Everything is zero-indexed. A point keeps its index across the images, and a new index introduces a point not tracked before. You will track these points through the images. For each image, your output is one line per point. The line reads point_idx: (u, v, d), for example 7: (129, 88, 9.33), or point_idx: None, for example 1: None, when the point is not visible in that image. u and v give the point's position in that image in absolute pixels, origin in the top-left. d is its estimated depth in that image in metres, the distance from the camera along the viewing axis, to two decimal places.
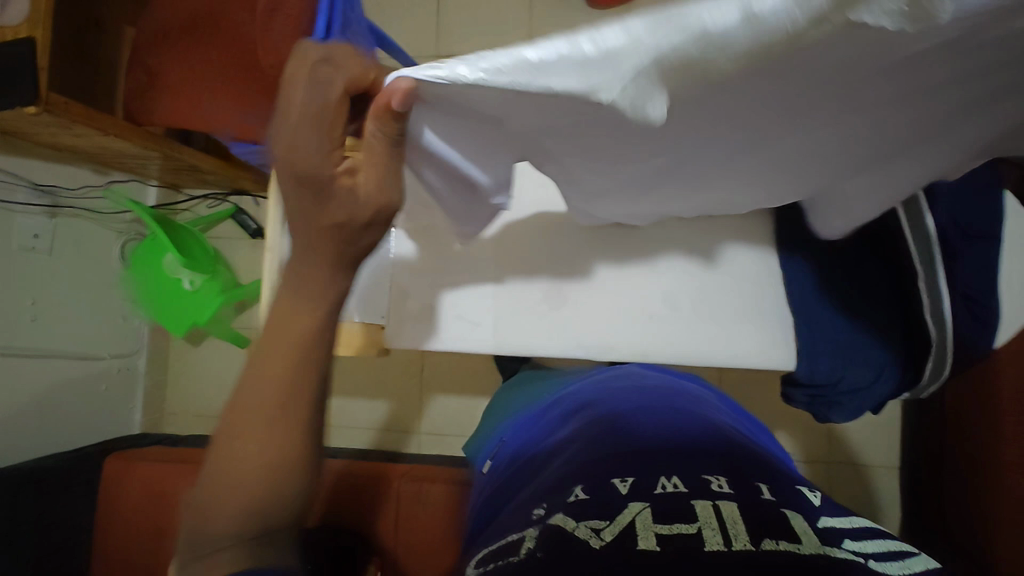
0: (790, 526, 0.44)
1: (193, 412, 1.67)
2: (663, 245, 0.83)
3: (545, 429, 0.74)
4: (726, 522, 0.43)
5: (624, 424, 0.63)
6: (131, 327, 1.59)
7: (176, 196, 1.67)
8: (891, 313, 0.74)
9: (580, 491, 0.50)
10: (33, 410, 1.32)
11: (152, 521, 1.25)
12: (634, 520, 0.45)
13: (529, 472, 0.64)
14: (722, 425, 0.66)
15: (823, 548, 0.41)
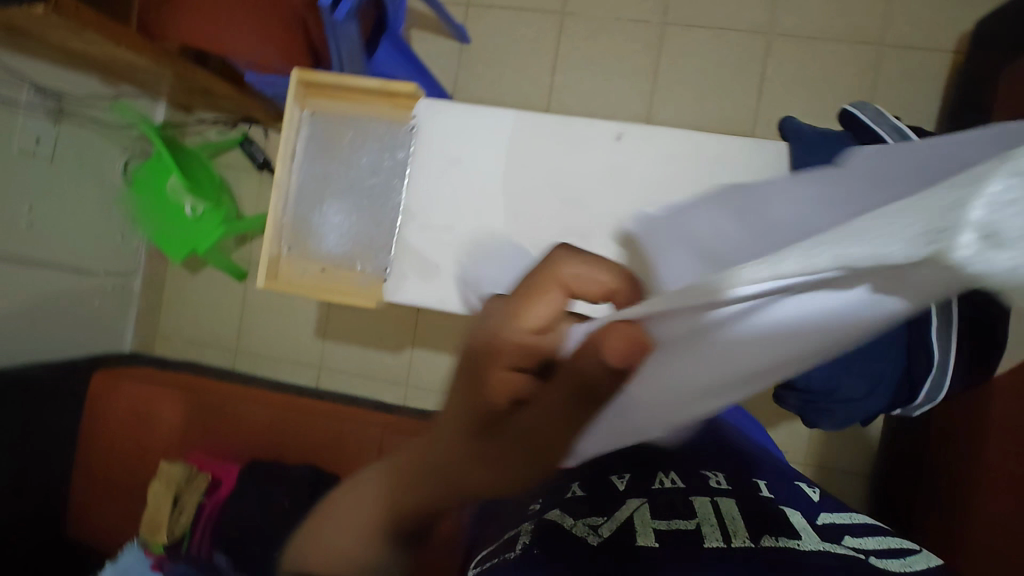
0: (788, 525, 0.44)
1: (183, 338, 1.67)
2: None
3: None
4: (725, 519, 0.44)
5: None
6: (129, 246, 1.57)
7: (185, 118, 1.63)
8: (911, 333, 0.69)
9: (579, 487, 0.52)
10: (24, 317, 1.31)
11: (134, 440, 1.27)
12: (633, 516, 0.46)
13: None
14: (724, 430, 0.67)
15: (821, 545, 0.40)
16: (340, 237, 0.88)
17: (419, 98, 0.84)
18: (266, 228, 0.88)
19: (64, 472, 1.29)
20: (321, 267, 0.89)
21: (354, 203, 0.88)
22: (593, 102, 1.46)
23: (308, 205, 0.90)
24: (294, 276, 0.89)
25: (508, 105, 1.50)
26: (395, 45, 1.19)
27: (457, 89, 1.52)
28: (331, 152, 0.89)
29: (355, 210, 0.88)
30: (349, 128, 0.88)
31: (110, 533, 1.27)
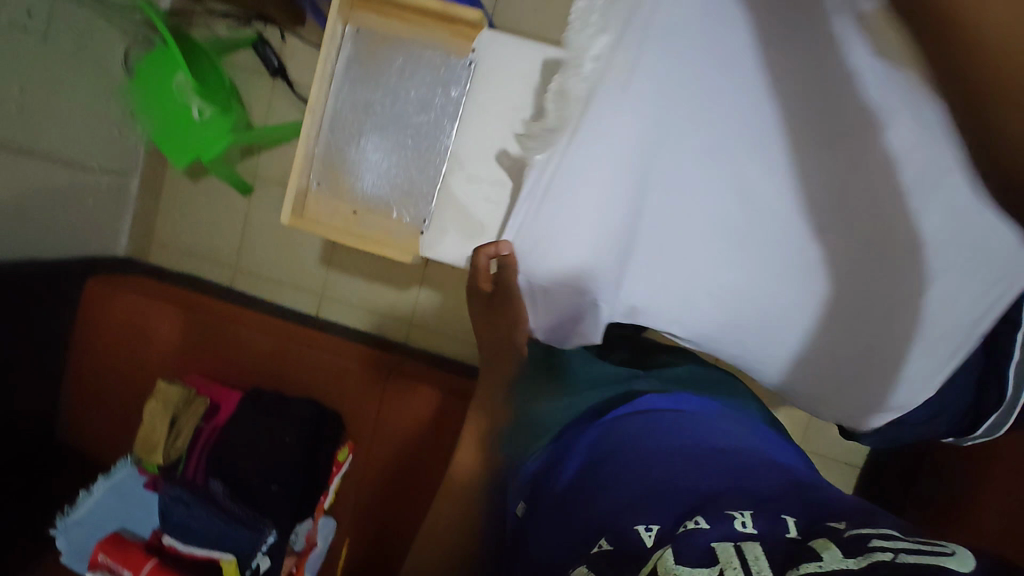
0: (811, 549, 0.38)
1: (180, 248, 1.59)
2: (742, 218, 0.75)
3: (569, 437, 0.68)
4: (748, 560, 0.38)
5: (663, 460, 0.55)
6: (127, 144, 1.45)
7: (192, 6, 1.47)
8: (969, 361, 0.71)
9: (605, 540, 0.47)
10: (12, 212, 1.22)
11: (133, 352, 1.24)
12: (656, 567, 0.40)
13: (555, 497, 0.59)
14: (751, 447, 0.60)
15: (851, 563, 0.35)
16: (375, 176, 0.86)
17: (482, 28, 0.78)
18: (294, 160, 0.84)
19: (55, 377, 1.25)
20: (352, 209, 0.87)
21: (399, 141, 0.85)
22: None
23: (342, 140, 0.86)
24: (320, 215, 0.87)
25: (551, 38, 1.36)
26: None
27: (497, 12, 1.37)
28: (372, 78, 0.84)
29: (393, 150, 0.85)
30: (398, 56, 0.83)
31: (109, 440, 1.27)
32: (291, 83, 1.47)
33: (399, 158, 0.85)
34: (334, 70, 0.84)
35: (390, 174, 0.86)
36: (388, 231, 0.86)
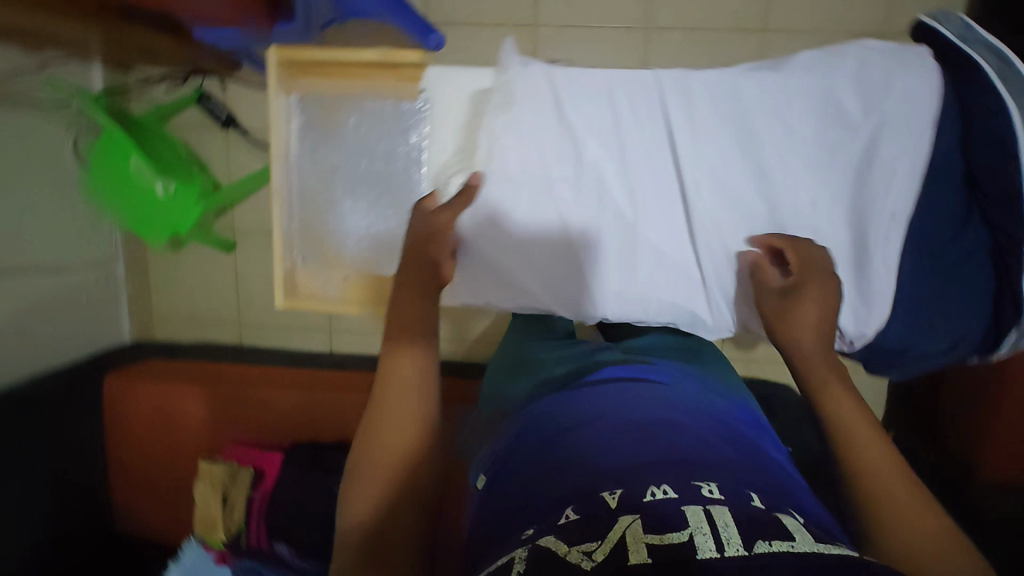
0: (783, 525, 0.38)
1: (182, 319, 1.59)
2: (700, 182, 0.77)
3: (508, 416, 0.64)
4: (716, 525, 0.38)
5: (626, 424, 0.51)
6: (102, 234, 1.43)
7: (125, 77, 1.44)
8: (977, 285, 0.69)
9: (569, 510, 0.42)
10: (12, 331, 1.22)
11: (166, 436, 1.26)
12: (625, 533, 0.38)
13: (495, 475, 0.54)
14: (688, 393, 0.60)
15: (819, 547, 0.36)
16: (358, 238, 0.86)
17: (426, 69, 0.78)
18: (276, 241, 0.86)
19: (100, 477, 1.28)
20: (343, 274, 0.87)
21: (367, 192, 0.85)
22: (588, 12, 1.34)
23: (315, 210, 0.87)
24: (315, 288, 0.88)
25: (492, 21, 1.36)
26: None
27: (431, 8, 1.37)
28: (330, 142, 0.84)
29: (371, 205, 0.85)
30: (349, 113, 0.83)
31: (170, 523, 1.31)
32: (245, 130, 1.45)
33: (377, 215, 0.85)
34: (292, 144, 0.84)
35: (372, 234, 0.86)
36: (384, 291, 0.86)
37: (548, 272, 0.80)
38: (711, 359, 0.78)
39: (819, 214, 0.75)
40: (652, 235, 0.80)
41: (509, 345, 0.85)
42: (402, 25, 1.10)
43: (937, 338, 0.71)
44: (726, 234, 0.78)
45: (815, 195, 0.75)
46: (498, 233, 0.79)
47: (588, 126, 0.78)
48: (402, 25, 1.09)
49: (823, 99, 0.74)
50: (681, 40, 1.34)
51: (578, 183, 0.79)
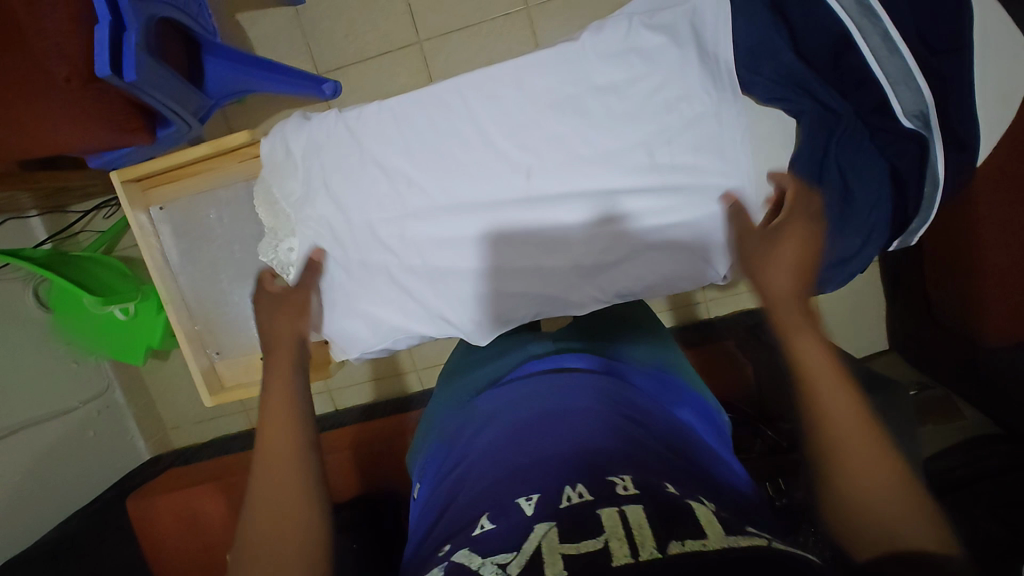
0: (696, 520, 0.46)
1: (192, 421, 1.64)
2: (577, 163, 0.70)
3: (446, 440, 0.74)
4: (632, 530, 0.45)
5: (551, 433, 0.60)
6: (90, 368, 1.48)
7: (66, 218, 1.49)
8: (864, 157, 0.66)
9: (486, 520, 0.50)
10: (31, 484, 1.29)
11: (198, 540, 1.30)
12: (541, 545, 0.45)
13: (437, 496, 0.63)
14: (608, 388, 0.69)
15: (729, 541, 0.42)
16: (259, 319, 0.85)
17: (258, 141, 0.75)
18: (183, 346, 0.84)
19: None
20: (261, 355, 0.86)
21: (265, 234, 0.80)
22: (467, 13, 1.34)
23: (212, 306, 0.86)
24: (238, 380, 0.87)
25: (377, 52, 1.37)
26: (225, 56, 1.03)
27: (317, 61, 1.38)
28: (200, 239, 0.83)
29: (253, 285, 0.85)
30: (210, 206, 0.82)
31: None
32: None
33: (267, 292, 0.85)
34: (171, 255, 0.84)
35: None
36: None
37: (440, 304, 0.75)
38: (634, 340, 0.87)
39: (661, 170, 0.69)
40: (569, 235, 0.71)
41: (451, 367, 0.94)
42: (289, 89, 1.09)
43: (851, 233, 0.66)
44: (580, 221, 0.71)
45: (648, 148, 0.69)
46: (348, 285, 0.77)
47: (399, 155, 0.72)
48: (286, 89, 1.10)
49: (625, 52, 0.66)
50: (563, 9, 1.32)
51: (444, 207, 0.73)
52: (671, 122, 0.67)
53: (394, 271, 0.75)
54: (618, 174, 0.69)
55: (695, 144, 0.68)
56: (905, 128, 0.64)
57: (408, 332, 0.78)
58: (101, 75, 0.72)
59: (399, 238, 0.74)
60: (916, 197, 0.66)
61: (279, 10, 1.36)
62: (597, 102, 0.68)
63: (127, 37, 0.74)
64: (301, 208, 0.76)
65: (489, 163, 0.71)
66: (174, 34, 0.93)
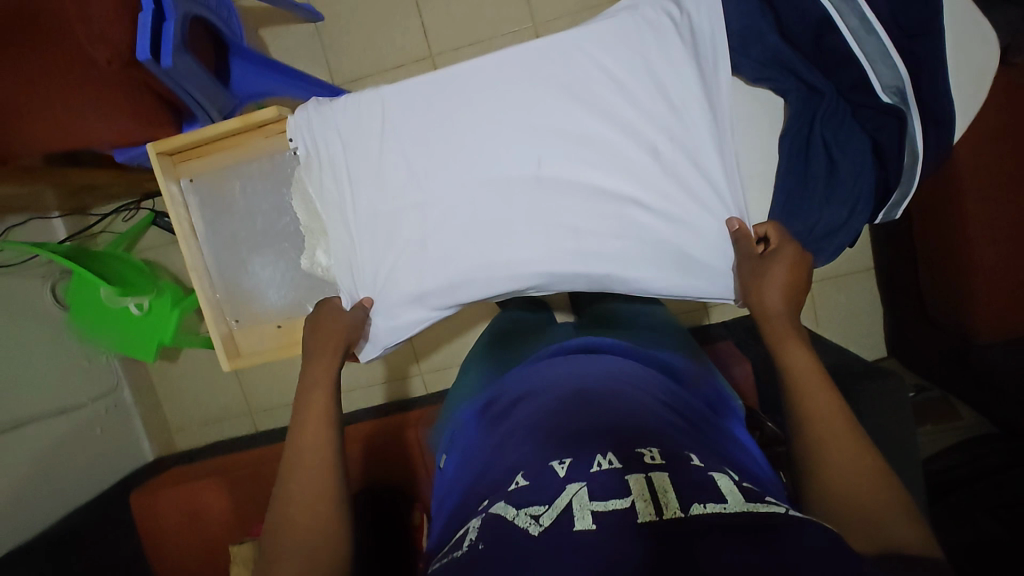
0: (718, 487, 0.47)
1: (197, 424, 1.66)
2: (580, 151, 0.75)
3: (473, 421, 0.73)
4: (657, 492, 0.45)
5: (580, 405, 0.60)
6: (100, 366, 1.51)
7: (86, 220, 1.55)
8: (847, 139, 0.73)
9: (521, 478, 0.51)
10: (37, 477, 1.30)
11: (199, 536, 1.30)
12: (572, 501, 0.46)
13: (464, 468, 0.64)
14: (635, 372, 0.69)
15: (748, 506, 0.44)
16: (277, 289, 0.90)
17: (288, 119, 0.79)
18: (204, 313, 0.88)
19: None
20: (275, 323, 0.90)
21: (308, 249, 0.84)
22: (478, 28, 1.41)
23: (232, 273, 0.90)
24: (250, 350, 0.90)
25: (392, 65, 1.45)
26: (247, 59, 1.09)
27: (334, 72, 1.46)
28: (224, 210, 0.88)
29: (277, 255, 0.89)
30: (234, 181, 0.87)
31: None
32: None
33: (288, 262, 0.89)
34: (198, 223, 0.88)
35: (289, 280, 0.90)
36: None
37: (457, 278, 0.78)
38: (654, 331, 0.88)
39: (662, 160, 0.74)
40: (574, 223, 0.76)
41: (478, 350, 0.94)
42: (303, 93, 1.14)
43: (835, 205, 0.73)
44: (586, 213, 0.76)
45: (655, 145, 0.74)
46: (373, 265, 0.80)
47: (422, 149, 0.77)
48: (302, 94, 1.14)
49: (633, 53, 0.73)
50: (568, 26, 1.40)
51: (456, 194, 0.77)
52: (671, 113, 0.73)
53: (416, 246, 0.79)
54: (618, 163, 0.75)
55: (691, 134, 0.74)
56: (884, 102, 0.70)
57: (425, 311, 0.80)
58: (140, 58, 0.78)
59: (416, 218, 0.78)
60: (896, 169, 0.72)
61: (300, 25, 1.44)
62: (601, 96, 0.74)
63: (166, 25, 0.80)
64: (326, 189, 0.81)
65: (497, 148, 0.76)
66: (205, 34, 1.00)
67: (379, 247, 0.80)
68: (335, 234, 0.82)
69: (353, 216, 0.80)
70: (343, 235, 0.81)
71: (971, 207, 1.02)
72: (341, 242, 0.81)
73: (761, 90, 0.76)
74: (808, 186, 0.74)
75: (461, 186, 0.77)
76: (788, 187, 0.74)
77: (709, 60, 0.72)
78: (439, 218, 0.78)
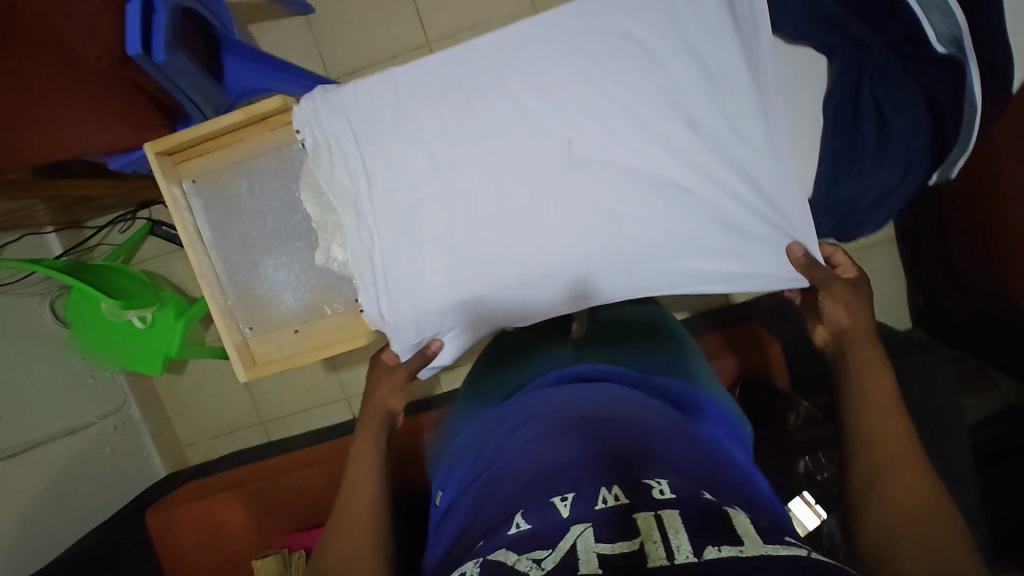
0: (733, 525, 0.42)
1: (208, 436, 1.62)
2: (611, 126, 0.70)
3: (469, 448, 0.70)
4: (667, 531, 0.41)
5: (579, 433, 0.55)
6: (106, 383, 1.46)
7: (81, 233, 1.50)
8: (903, 97, 0.69)
9: (521, 517, 0.46)
10: (49, 502, 1.26)
11: (220, 554, 1.26)
12: (576, 543, 0.41)
13: (459, 505, 0.59)
14: (636, 397, 0.65)
15: (768, 548, 0.39)
16: (293, 290, 0.85)
17: (296, 109, 0.74)
18: (216, 319, 0.83)
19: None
20: (293, 328, 0.86)
21: (337, 244, 0.80)
22: (475, 11, 1.36)
23: (243, 276, 0.85)
24: (269, 353, 0.86)
25: (389, 55, 1.40)
26: (240, 54, 1.04)
27: (328, 66, 1.41)
28: (231, 210, 0.83)
29: (290, 257, 0.85)
30: (241, 179, 0.82)
31: None
32: None
33: (301, 264, 0.85)
34: (203, 227, 0.83)
35: (304, 281, 0.85)
36: (333, 329, 0.85)
37: (484, 271, 0.74)
38: (651, 344, 0.84)
39: (698, 135, 0.69)
40: (592, 215, 0.72)
41: (481, 365, 0.91)
42: (300, 88, 1.09)
43: (890, 168, 0.69)
44: (622, 196, 0.71)
45: (689, 116, 0.69)
46: (392, 265, 0.76)
47: (442, 137, 0.73)
48: (300, 89, 1.10)
49: (663, 21, 0.69)
50: None
51: (465, 195, 0.73)
52: (709, 80, 0.69)
53: (439, 238, 0.74)
54: (647, 141, 0.70)
55: (731, 101, 0.69)
56: (939, 52, 0.66)
57: (448, 306, 0.76)
58: (131, 54, 0.74)
59: (432, 214, 0.74)
60: (954, 126, 0.68)
61: (291, 19, 1.38)
62: (632, 65, 0.70)
63: (155, 18, 0.76)
64: (335, 180, 0.76)
65: (516, 135, 0.72)
66: (195, 28, 0.94)
67: (402, 242, 0.75)
68: (358, 232, 0.76)
69: (367, 207, 0.75)
70: (358, 229, 0.76)
71: (1007, 168, 0.98)
72: (359, 235, 0.76)
73: (802, 48, 0.71)
74: (860, 149, 0.70)
75: (478, 179, 0.73)
76: (838, 148, 0.70)
77: (744, 20, 0.68)
78: (461, 210, 0.73)
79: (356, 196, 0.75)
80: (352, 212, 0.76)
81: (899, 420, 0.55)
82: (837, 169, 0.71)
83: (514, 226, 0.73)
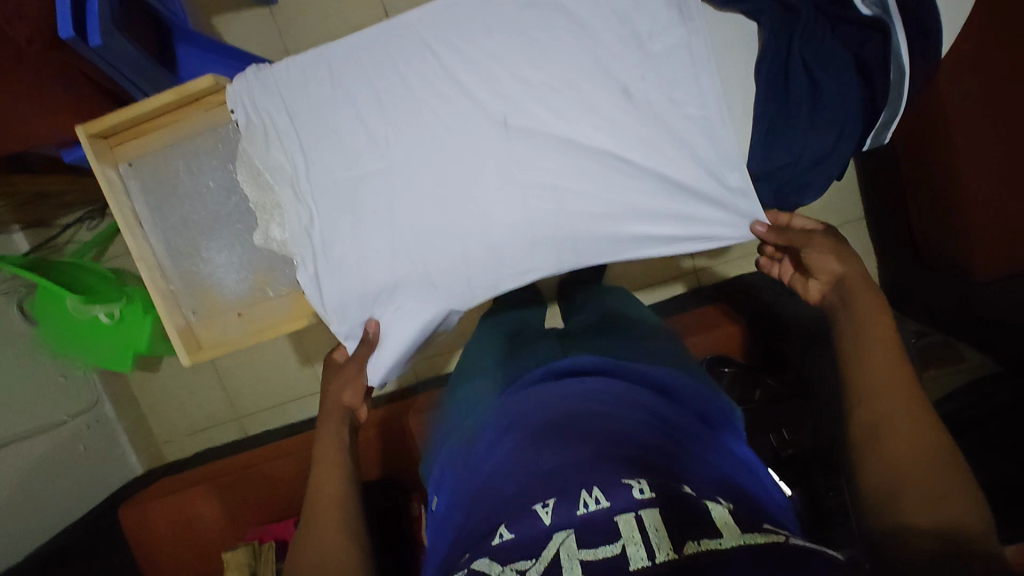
0: (710, 518, 0.44)
1: (183, 433, 1.61)
2: (546, 98, 0.70)
3: (454, 451, 0.68)
4: (649, 532, 0.43)
5: (563, 436, 0.54)
6: (79, 381, 1.45)
7: (48, 231, 1.49)
8: (833, 58, 0.69)
9: (504, 527, 0.46)
10: (20, 500, 1.25)
11: (195, 548, 1.26)
12: (559, 550, 0.43)
13: (447, 513, 0.58)
14: (623, 387, 0.63)
15: (745, 538, 0.42)
16: (236, 273, 0.85)
17: (227, 88, 0.74)
18: (158, 304, 0.83)
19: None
20: (236, 311, 0.86)
21: (275, 221, 0.79)
22: None
23: (185, 260, 0.85)
24: (213, 337, 0.86)
25: None
26: (194, 41, 1.03)
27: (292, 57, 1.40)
28: (167, 194, 0.83)
29: (230, 241, 0.85)
30: (178, 161, 0.82)
31: None
32: None
33: (246, 247, 0.85)
34: (138, 208, 0.82)
35: (246, 262, 0.85)
36: (279, 310, 0.85)
37: (427, 248, 0.74)
38: (640, 336, 0.82)
39: (634, 105, 0.70)
40: (534, 192, 0.71)
41: (466, 361, 0.89)
42: None
43: (825, 130, 0.69)
44: (563, 169, 0.71)
45: (624, 87, 0.70)
46: (337, 247, 0.75)
47: (381, 113, 0.72)
48: None
49: None
50: None
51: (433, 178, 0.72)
52: (637, 49, 0.69)
53: (376, 216, 0.74)
54: (585, 114, 0.70)
55: (662, 69, 0.69)
56: (864, 13, 0.68)
57: (389, 284, 0.76)
58: (64, 37, 0.73)
59: (371, 191, 0.74)
60: (884, 85, 0.68)
61: (253, 10, 1.37)
62: (563, 37, 0.70)
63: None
64: (271, 158, 0.75)
65: (450, 110, 0.71)
66: (142, 15, 0.94)
67: (339, 218, 0.75)
68: (290, 209, 0.77)
69: (296, 185, 0.75)
70: (296, 207, 0.76)
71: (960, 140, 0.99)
72: (295, 213, 0.76)
73: (729, 14, 0.71)
74: (794, 114, 0.70)
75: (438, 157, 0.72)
76: (771, 114, 0.70)
77: None
78: (396, 187, 0.73)
79: (291, 175, 0.75)
80: (286, 189, 0.76)
81: (874, 369, 0.57)
82: (770, 134, 0.71)
83: (461, 203, 0.72)
